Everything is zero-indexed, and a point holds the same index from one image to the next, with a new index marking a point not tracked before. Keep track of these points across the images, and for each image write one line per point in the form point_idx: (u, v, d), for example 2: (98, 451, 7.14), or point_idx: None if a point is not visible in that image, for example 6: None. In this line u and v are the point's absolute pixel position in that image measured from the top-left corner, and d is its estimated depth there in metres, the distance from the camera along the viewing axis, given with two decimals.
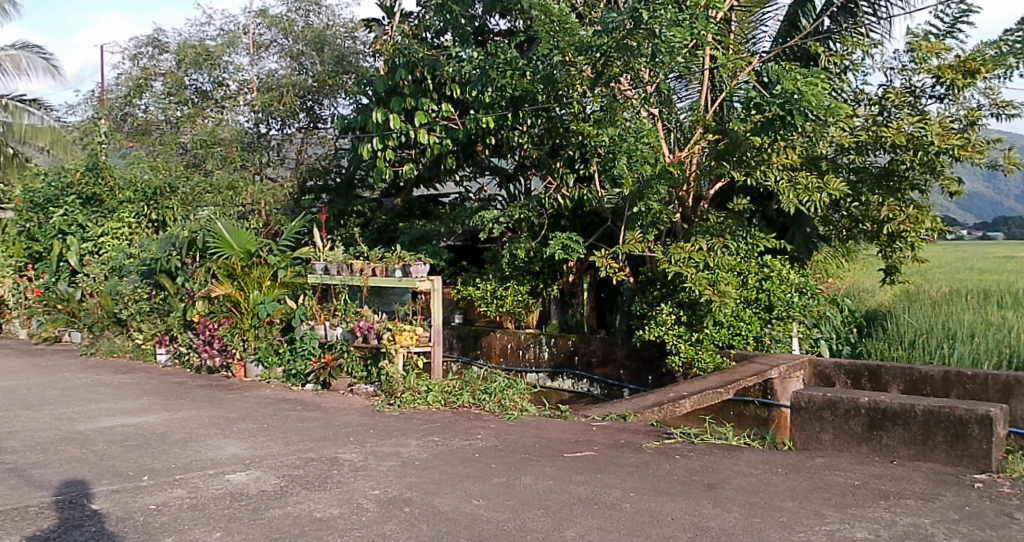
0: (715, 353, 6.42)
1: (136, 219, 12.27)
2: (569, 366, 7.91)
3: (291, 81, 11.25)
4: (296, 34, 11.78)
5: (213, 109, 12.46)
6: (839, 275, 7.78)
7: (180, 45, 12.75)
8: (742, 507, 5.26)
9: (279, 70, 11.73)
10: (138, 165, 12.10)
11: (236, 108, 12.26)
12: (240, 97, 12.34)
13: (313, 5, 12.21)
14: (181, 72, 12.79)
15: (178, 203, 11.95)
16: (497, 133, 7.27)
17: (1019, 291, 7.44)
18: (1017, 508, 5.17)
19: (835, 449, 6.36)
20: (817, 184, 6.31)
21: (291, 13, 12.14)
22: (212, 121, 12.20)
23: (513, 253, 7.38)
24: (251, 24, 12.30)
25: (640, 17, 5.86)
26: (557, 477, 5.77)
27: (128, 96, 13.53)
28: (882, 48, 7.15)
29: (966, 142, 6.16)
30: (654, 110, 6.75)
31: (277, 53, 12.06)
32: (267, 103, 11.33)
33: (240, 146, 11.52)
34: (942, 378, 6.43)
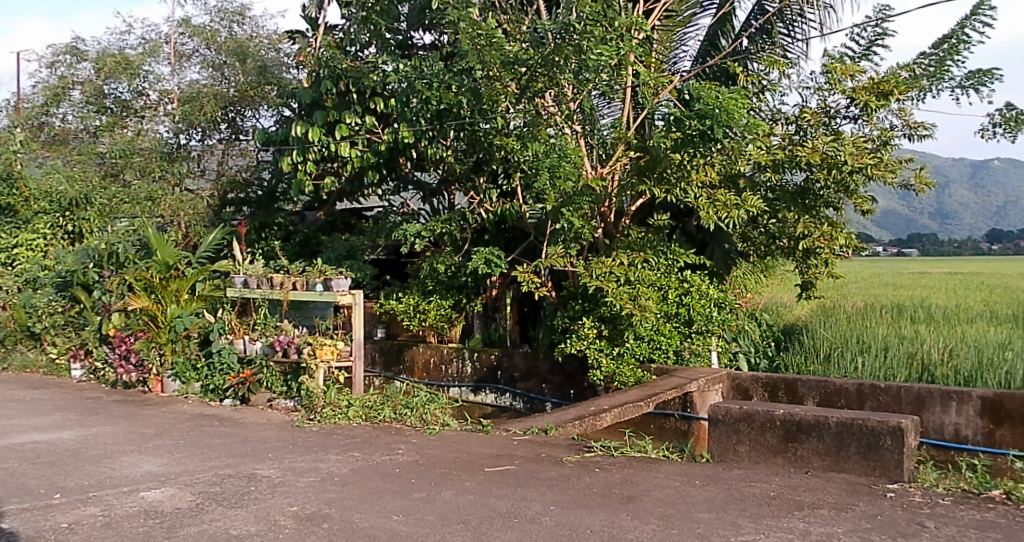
0: (636, 369, 6.50)
1: (51, 230, 12.11)
2: (492, 381, 7.89)
3: (212, 90, 10.89)
4: (219, 44, 11.57)
5: (132, 119, 12.21)
6: (758, 289, 7.91)
7: (100, 54, 12.40)
8: (660, 519, 5.33)
9: (201, 80, 11.51)
10: (54, 175, 11.98)
11: (156, 118, 11.96)
12: (161, 107, 12.02)
13: (237, 15, 12.03)
14: (100, 80, 12.45)
15: (95, 214, 11.94)
16: (417, 146, 7.29)
17: (932, 306, 7.67)
18: (928, 517, 5.33)
19: (752, 461, 6.48)
20: (736, 201, 6.40)
21: (213, 22, 11.92)
22: (131, 131, 11.92)
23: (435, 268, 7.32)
24: (172, 33, 12.05)
25: (568, 30, 6.06)
26: (477, 492, 5.78)
27: (45, 105, 13.21)
28: (799, 69, 7.41)
29: (879, 162, 6.27)
30: (577, 127, 6.81)
31: (198, 63, 11.82)
32: (187, 113, 10.97)
33: (158, 157, 11.33)
34: (856, 391, 6.66)
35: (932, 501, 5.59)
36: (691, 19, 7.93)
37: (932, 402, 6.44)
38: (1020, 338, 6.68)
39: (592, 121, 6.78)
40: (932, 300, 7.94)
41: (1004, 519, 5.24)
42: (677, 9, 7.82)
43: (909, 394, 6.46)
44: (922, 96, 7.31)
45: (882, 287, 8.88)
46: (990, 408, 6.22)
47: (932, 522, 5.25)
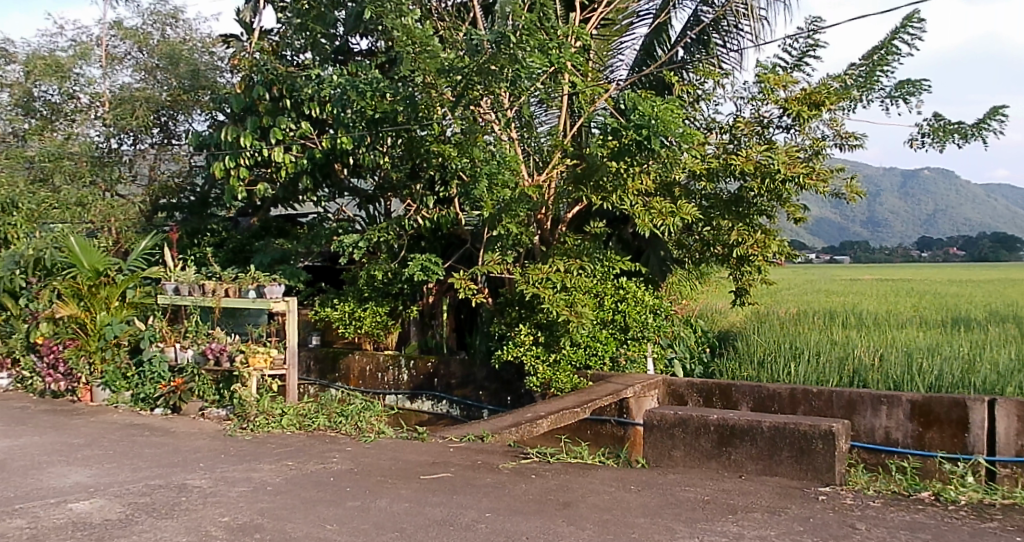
0: (572, 374, 6.53)
1: None
2: (428, 388, 7.85)
3: (144, 94, 10.87)
4: (151, 47, 11.44)
5: (62, 122, 11.77)
6: (692, 296, 7.98)
7: (28, 56, 11.75)
8: (596, 525, 5.36)
9: (132, 83, 11.32)
10: None
11: (87, 122, 11.57)
12: (91, 111, 11.67)
13: (170, 18, 11.76)
14: (28, 83, 11.73)
15: (23, 220, 11.26)
16: (354, 153, 7.26)
17: (861, 312, 7.85)
18: (858, 519, 5.46)
19: (686, 466, 6.52)
20: (671, 209, 6.47)
21: (146, 25, 11.64)
22: (61, 135, 11.60)
23: (371, 275, 7.19)
24: (103, 35, 11.75)
25: (504, 40, 6.02)
26: (412, 500, 5.76)
27: None
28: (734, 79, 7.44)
29: (811, 172, 6.35)
30: (514, 133, 6.85)
31: (131, 66, 11.59)
32: (118, 117, 10.88)
33: (89, 162, 10.99)
34: (788, 396, 6.77)
35: (862, 503, 5.72)
36: (628, 28, 8.16)
37: (863, 406, 6.58)
38: (946, 343, 6.86)
39: (527, 126, 6.82)
40: (863, 307, 8.13)
41: (931, 521, 5.43)
42: (614, 17, 8.09)
43: (840, 398, 6.58)
44: (851, 106, 7.46)
45: (813, 294, 9.04)
46: (919, 412, 6.39)
47: (863, 524, 5.37)
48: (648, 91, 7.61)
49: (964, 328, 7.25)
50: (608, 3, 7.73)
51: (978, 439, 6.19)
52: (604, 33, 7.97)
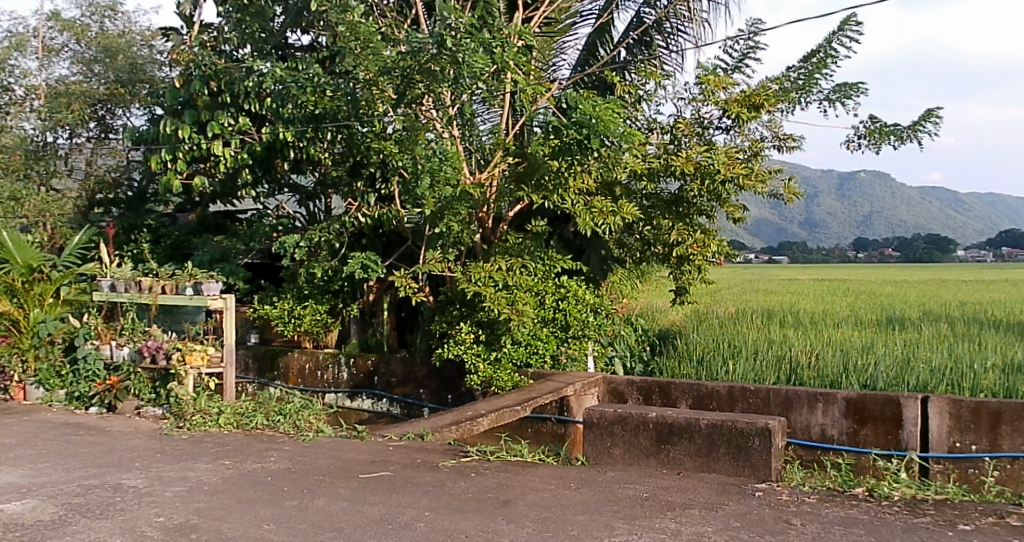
0: (513, 373, 6.55)
1: None
2: (368, 386, 7.82)
3: (81, 88, 10.64)
4: (89, 39, 11.15)
5: None
6: (633, 294, 8.04)
7: None
8: (535, 523, 5.38)
9: (70, 76, 11.02)
10: None
11: (21, 115, 10.86)
12: (26, 104, 10.96)
13: (109, 11, 11.53)
14: None
15: None
16: (296, 147, 7.30)
17: (799, 312, 7.98)
18: (793, 515, 5.55)
19: (626, 463, 6.56)
20: (612, 208, 6.53)
21: (84, 17, 11.37)
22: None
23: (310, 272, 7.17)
24: (40, 26, 11.12)
25: (443, 41, 6.08)
26: (351, 499, 5.73)
27: None
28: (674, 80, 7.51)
29: (750, 172, 6.40)
30: (456, 130, 7.01)
31: (69, 58, 11.16)
32: (51, 111, 10.56)
33: (22, 155, 10.73)
34: (726, 394, 6.86)
35: (797, 499, 5.82)
36: (570, 28, 8.29)
37: (799, 404, 6.68)
38: (880, 342, 7.03)
39: (469, 124, 6.98)
40: (801, 307, 8.28)
41: (865, 516, 5.55)
42: (556, 17, 8.25)
43: (778, 397, 6.66)
44: (789, 109, 7.59)
45: (752, 293, 9.18)
46: (854, 409, 6.53)
47: (798, 520, 5.46)
48: (590, 91, 7.74)
49: (897, 327, 7.44)
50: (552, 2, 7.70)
51: (911, 436, 6.39)
52: (549, 33, 8.10)
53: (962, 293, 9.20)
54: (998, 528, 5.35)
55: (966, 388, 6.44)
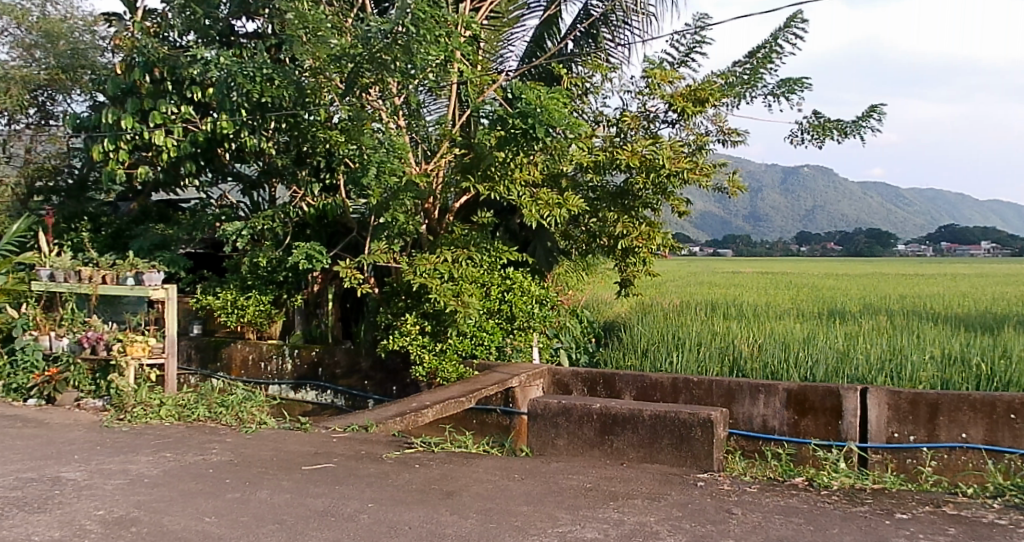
0: (458, 364, 6.57)
1: None
2: (312, 378, 7.81)
3: (21, 73, 10.32)
4: (30, 24, 10.76)
5: None
6: (579, 287, 8.07)
7: None
8: (479, 513, 5.40)
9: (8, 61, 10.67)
10: None
11: None
12: None
13: None
14: None
15: None
16: (235, 138, 7.25)
17: (742, 306, 8.14)
18: (734, 504, 5.63)
19: (569, 454, 6.60)
20: (557, 200, 6.59)
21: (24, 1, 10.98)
22: None
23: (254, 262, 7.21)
24: None
25: (397, 33, 6.19)
26: (293, 491, 5.71)
27: None
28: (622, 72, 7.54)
29: (694, 166, 6.48)
30: (402, 120, 6.98)
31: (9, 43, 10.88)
32: None
33: None
34: (670, 385, 6.91)
35: (738, 489, 5.91)
36: (518, 20, 8.28)
37: (742, 395, 6.80)
38: (820, 335, 7.18)
39: (415, 114, 6.98)
40: (744, 300, 8.42)
41: (805, 506, 5.64)
42: (503, 10, 8.17)
43: (720, 388, 6.78)
44: (734, 104, 7.72)
45: (696, 288, 9.32)
46: (794, 400, 6.64)
47: (739, 509, 5.54)
48: (538, 83, 7.79)
49: (838, 319, 7.64)
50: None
51: (850, 427, 6.52)
52: (496, 24, 8.05)
53: (900, 292, 9.44)
54: (934, 516, 5.47)
55: (904, 379, 6.61)
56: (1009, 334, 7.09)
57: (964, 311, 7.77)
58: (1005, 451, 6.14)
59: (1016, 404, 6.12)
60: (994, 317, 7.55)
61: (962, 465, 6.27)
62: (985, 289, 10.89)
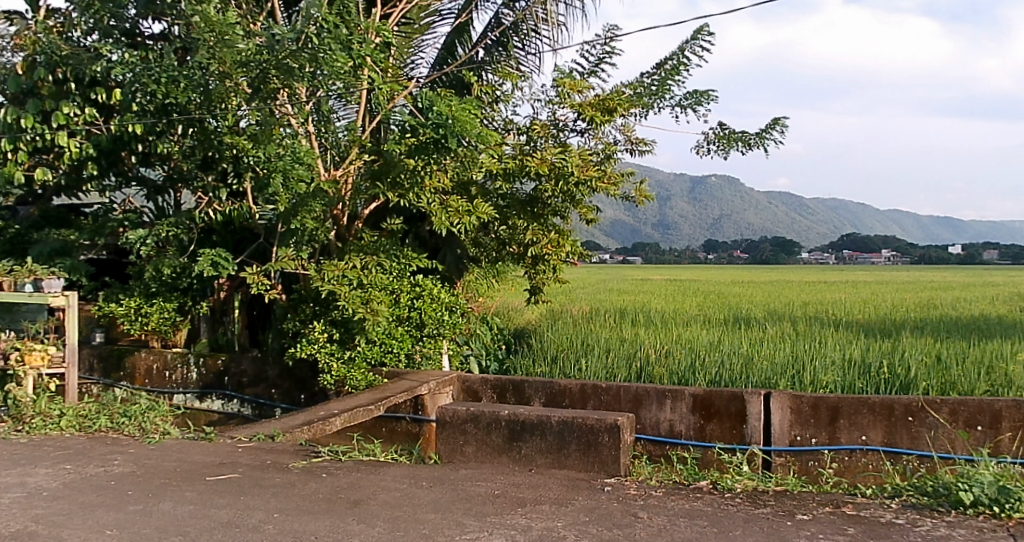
0: (367, 372, 6.65)
1: None
2: (218, 387, 7.78)
3: None
4: None
5: None
6: (490, 294, 8.17)
7: None
8: (386, 522, 5.40)
9: None
10: None
11: None
12: None
13: None
14: None
15: None
16: (145, 138, 7.29)
17: (647, 316, 8.41)
18: (640, 508, 5.73)
19: (478, 461, 6.65)
20: (467, 208, 6.63)
21: None
22: None
23: (158, 270, 7.20)
24: None
25: (305, 38, 6.24)
26: (197, 502, 5.65)
27: None
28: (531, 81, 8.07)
29: (602, 175, 6.61)
30: (310, 127, 7.01)
31: None
32: None
33: None
34: (578, 391, 7.00)
35: (644, 493, 6.01)
36: (428, 28, 8.33)
37: (648, 400, 6.89)
38: (724, 341, 7.44)
39: (324, 120, 6.93)
40: (651, 310, 8.67)
41: (710, 508, 5.75)
42: (414, 17, 8.12)
43: (627, 393, 6.88)
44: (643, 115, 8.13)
45: (605, 302, 9.54)
46: (700, 405, 6.77)
47: (644, 512, 5.64)
48: (448, 90, 8.09)
49: (743, 326, 7.97)
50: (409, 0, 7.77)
51: (753, 430, 6.68)
52: (408, 30, 8.08)
53: (800, 302, 9.83)
54: (833, 517, 5.62)
55: (806, 384, 6.82)
56: (904, 340, 7.45)
57: (861, 319, 8.15)
58: (902, 452, 6.43)
59: (914, 407, 6.40)
60: (888, 325, 7.89)
61: (862, 466, 6.50)
62: (882, 299, 11.42)
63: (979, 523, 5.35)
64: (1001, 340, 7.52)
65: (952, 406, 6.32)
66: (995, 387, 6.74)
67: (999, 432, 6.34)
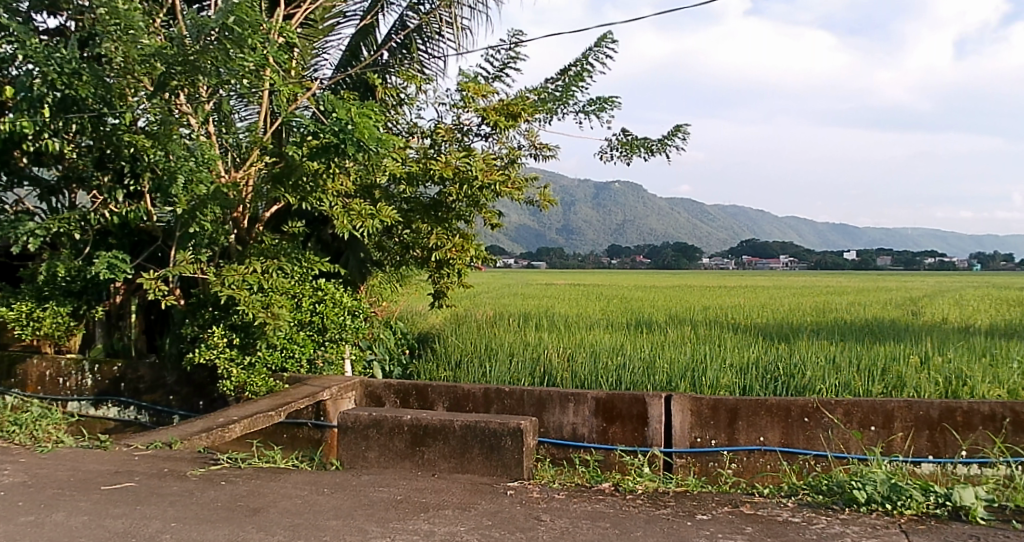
0: (267, 378, 6.71)
1: None
2: (114, 393, 7.94)
3: None
4: None
5: None
6: (393, 298, 8.22)
7: None
8: (286, 530, 5.33)
9: None
10: None
11: None
12: None
13: None
14: None
15: None
16: (34, 140, 6.99)
17: (551, 325, 8.59)
18: (543, 511, 5.76)
19: (380, 466, 6.65)
20: (370, 211, 6.68)
21: None
22: None
23: (52, 271, 7.15)
24: None
25: (208, 33, 6.24)
26: (92, 512, 5.51)
27: None
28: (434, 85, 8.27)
29: (506, 179, 6.74)
30: (212, 128, 7.03)
31: None
32: None
33: None
34: (482, 395, 7.08)
35: (547, 496, 6.05)
36: (332, 29, 8.38)
37: (552, 404, 6.99)
38: (626, 346, 7.64)
39: (226, 122, 7.05)
40: (556, 319, 8.84)
41: (612, 510, 5.80)
42: (318, 18, 8.20)
43: (530, 397, 6.96)
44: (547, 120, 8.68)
45: (511, 313, 9.71)
46: (602, 408, 6.89)
47: (547, 515, 5.68)
48: (352, 92, 8.23)
49: (644, 331, 8.23)
50: (315, 1, 7.83)
51: (655, 432, 6.81)
52: (312, 33, 8.18)
53: (703, 312, 10.15)
54: (732, 517, 5.70)
55: (707, 388, 6.98)
56: (798, 345, 7.75)
57: (759, 325, 8.46)
58: (799, 452, 6.59)
59: (809, 408, 6.60)
60: (776, 330, 8.27)
61: (760, 466, 6.65)
62: (781, 306, 11.91)
63: (873, 520, 5.50)
64: (891, 343, 7.85)
65: (846, 406, 6.53)
66: (888, 390, 7.00)
67: (891, 432, 6.58)
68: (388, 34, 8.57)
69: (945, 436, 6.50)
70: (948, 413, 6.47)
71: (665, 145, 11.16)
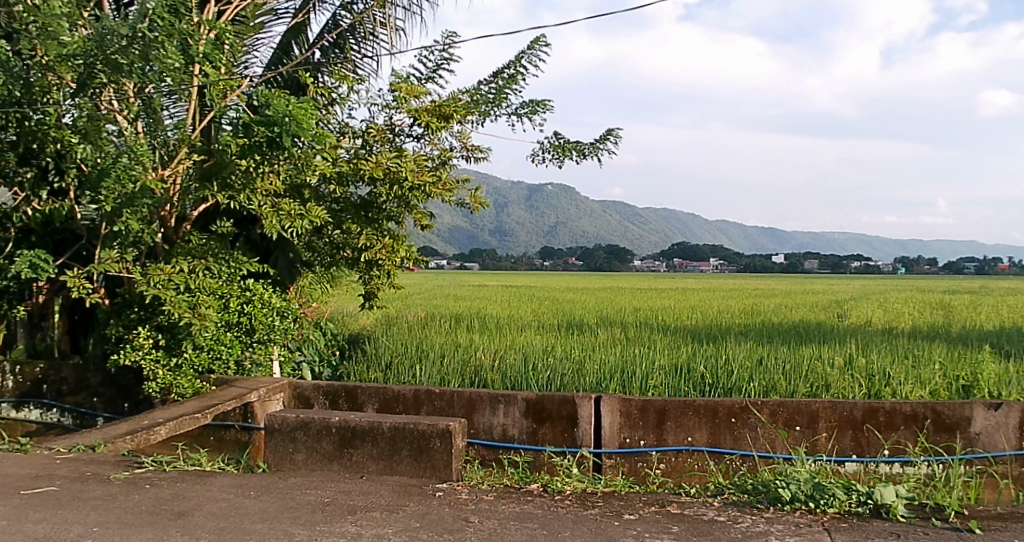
0: (194, 378, 6.74)
1: None
2: (36, 395, 7.90)
3: None
4: None
5: None
6: (324, 298, 8.24)
7: None
8: (210, 533, 5.26)
9: None
10: None
11: None
12: None
13: None
14: None
15: None
16: None
17: (484, 326, 8.68)
18: (471, 512, 5.77)
19: (307, 469, 6.63)
20: (299, 211, 6.65)
21: None
22: None
23: None
24: None
25: (133, 35, 6.11)
26: (10, 518, 5.40)
27: None
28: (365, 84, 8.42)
29: (437, 181, 6.78)
30: (139, 127, 6.91)
31: None
32: None
33: None
34: (412, 397, 7.11)
35: (476, 497, 6.06)
36: (263, 27, 8.42)
37: (482, 405, 7.04)
38: (556, 347, 7.76)
39: (153, 120, 6.90)
40: (489, 321, 8.94)
41: (540, 510, 5.85)
42: (249, 17, 8.25)
43: (461, 398, 7.02)
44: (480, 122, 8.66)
45: (444, 314, 9.81)
46: (531, 410, 6.96)
47: (476, 516, 5.68)
48: (282, 90, 8.36)
49: (575, 332, 8.38)
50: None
51: (584, 434, 6.89)
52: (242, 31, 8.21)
53: (633, 315, 10.36)
54: (658, 516, 5.75)
55: (635, 389, 7.11)
56: (722, 347, 7.94)
57: (685, 326, 8.69)
58: (725, 452, 6.70)
59: (735, 408, 6.70)
60: (698, 330, 8.54)
61: (688, 466, 6.74)
62: (712, 308, 12.18)
63: (796, 518, 5.59)
64: (813, 345, 8.07)
65: (771, 407, 6.65)
66: (813, 390, 7.15)
67: (816, 432, 6.71)
68: (319, 33, 8.69)
69: (869, 436, 6.64)
70: (871, 413, 6.61)
71: (597, 150, 11.46)
